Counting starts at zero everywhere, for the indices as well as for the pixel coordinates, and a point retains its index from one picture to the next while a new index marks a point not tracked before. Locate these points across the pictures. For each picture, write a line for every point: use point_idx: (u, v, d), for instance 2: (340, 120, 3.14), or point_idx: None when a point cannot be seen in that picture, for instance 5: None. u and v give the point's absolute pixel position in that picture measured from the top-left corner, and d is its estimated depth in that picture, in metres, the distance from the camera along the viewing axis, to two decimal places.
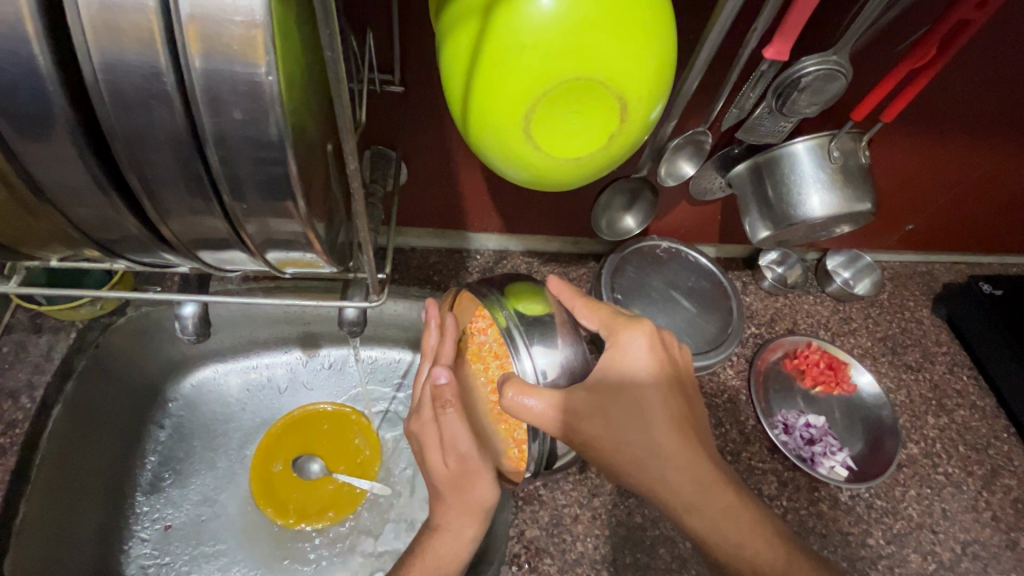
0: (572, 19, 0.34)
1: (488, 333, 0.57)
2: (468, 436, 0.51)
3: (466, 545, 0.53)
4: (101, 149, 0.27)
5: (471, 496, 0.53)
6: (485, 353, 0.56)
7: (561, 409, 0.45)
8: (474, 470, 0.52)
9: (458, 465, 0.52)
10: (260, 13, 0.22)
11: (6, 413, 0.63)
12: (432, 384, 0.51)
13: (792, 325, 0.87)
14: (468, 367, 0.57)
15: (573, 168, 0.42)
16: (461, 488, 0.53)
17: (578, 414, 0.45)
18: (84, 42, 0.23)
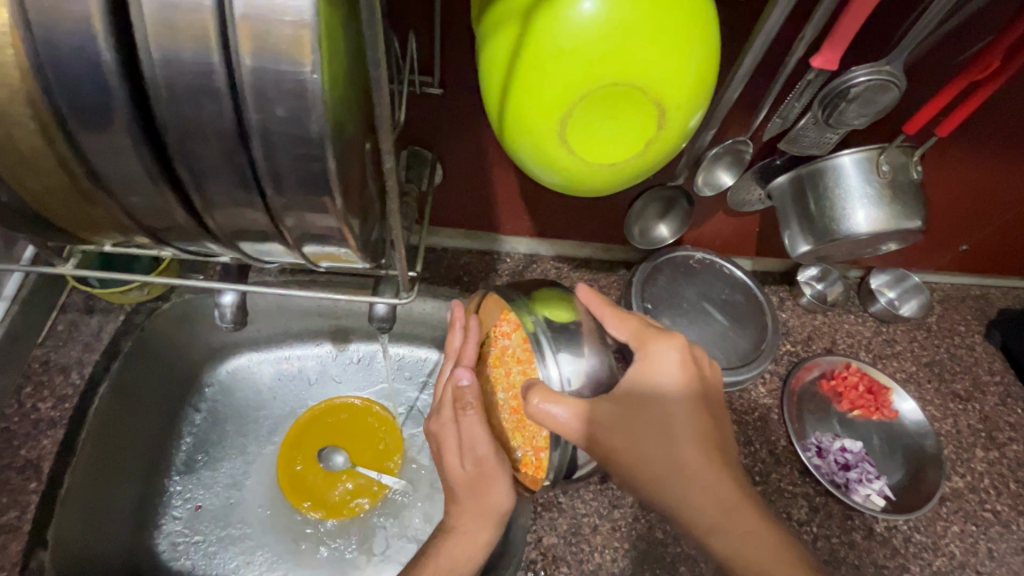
0: (612, 24, 0.34)
1: (511, 338, 0.57)
2: (489, 440, 0.51)
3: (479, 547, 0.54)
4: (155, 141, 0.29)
5: (485, 501, 0.53)
6: (507, 357, 0.57)
7: (585, 418, 0.45)
8: (491, 474, 0.52)
9: (474, 470, 0.52)
10: (308, 14, 0.23)
11: (58, 387, 0.66)
12: (454, 385, 0.52)
13: (830, 344, 0.83)
14: (489, 370, 0.58)
15: (609, 173, 0.42)
16: (478, 494, 0.53)
17: (601, 426, 0.45)
18: (145, 40, 0.24)
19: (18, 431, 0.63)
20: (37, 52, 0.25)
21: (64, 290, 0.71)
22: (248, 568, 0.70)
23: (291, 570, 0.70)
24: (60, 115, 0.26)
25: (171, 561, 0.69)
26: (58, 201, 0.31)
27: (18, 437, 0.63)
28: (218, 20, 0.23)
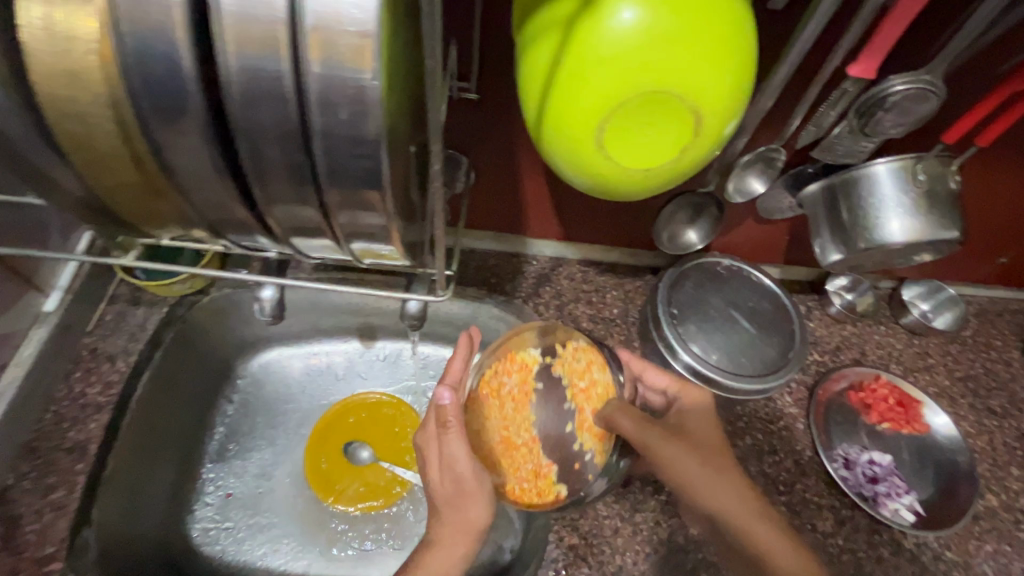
0: (653, 33, 0.35)
1: (511, 377, 0.65)
2: (467, 455, 0.53)
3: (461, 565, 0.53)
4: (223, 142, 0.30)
5: (468, 520, 0.53)
6: (503, 393, 0.65)
7: (643, 425, 0.57)
8: (467, 488, 0.53)
9: (454, 487, 0.54)
10: (372, 24, 0.24)
11: (104, 373, 0.68)
12: (437, 404, 0.53)
13: (859, 355, 0.82)
14: (485, 401, 0.64)
15: (643, 178, 0.42)
16: (460, 508, 0.53)
17: (660, 440, 0.55)
18: (224, 49, 0.25)
19: (67, 414, 0.65)
20: (125, 49, 0.26)
21: (112, 281, 0.74)
22: (275, 556, 0.72)
23: (315, 560, 0.72)
24: (140, 116, 0.28)
25: (203, 546, 0.71)
26: (128, 195, 0.33)
27: (67, 420, 0.65)
28: (287, 29, 0.25)
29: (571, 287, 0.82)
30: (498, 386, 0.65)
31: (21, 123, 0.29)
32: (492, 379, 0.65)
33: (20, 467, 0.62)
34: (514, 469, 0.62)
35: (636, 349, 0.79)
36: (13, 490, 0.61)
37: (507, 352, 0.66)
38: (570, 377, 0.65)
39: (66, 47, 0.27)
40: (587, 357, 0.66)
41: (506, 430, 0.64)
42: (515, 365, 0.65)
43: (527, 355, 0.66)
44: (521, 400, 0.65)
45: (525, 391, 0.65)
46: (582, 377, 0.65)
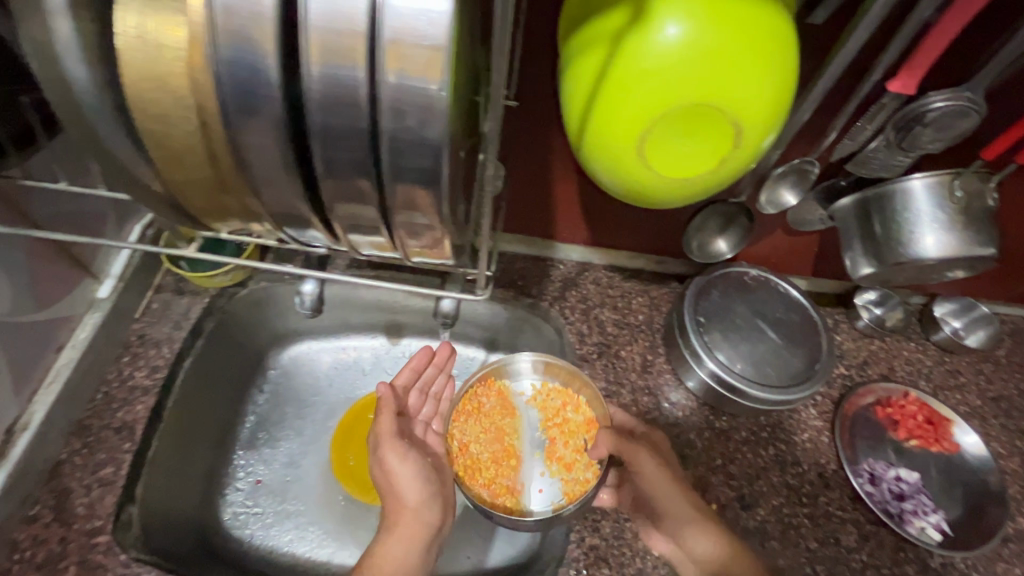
0: (699, 47, 0.36)
1: (488, 398, 0.75)
2: (393, 433, 0.65)
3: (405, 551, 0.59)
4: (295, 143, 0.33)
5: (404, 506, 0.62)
6: (481, 411, 0.75)
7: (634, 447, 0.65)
8: (389, 463, 0.64)
9: (382, 467, 0.64)
10: (444, 39, 0.26)
11: (150, 358, 0.72)
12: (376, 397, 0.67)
13: (887, 370, 0.82)
14: (464, 416, 0.74)
15: (681, 188, 0.44)
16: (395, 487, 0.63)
17: (650, 461, 0.64)
18: (308, 59, 0.27)
19: (116, 395, 0.69)
20: (214, 55, 0.28)
21: (158, 271, 0.77)
22: (300, 543, 0.74)
23: (339, 549, 0.74)
24: (221, 118, 0.31)
25: (233, 529, 0.74)
26: (198, 191, 0.35)
27: (116, 400, 0.68)
28: (367, 40, 0.27)
29: (597, 292, 0.83)
30: (479, 406, 0.75)
31: (112, 122, 0.32)
32: (473, 399, 0.74)
33: (72, 443, 0.65)
34: (487, 482, 0.71)
35: (660, 356, 0.79)
36: (65, 465, 0.64)
37: (488, 378, 0.75)
38: (544, 410, 0.75)
39: (155, 54, 0.30)
40: (561, 397, 0.75)
41: (485, 446, 0.74)
42: (496, 390, 0.75)
43: (505, 381, 0.76)
44: (500, 421, 0.76)
45: (505, 414, 0.76)
46: (554, 412, 0.75)
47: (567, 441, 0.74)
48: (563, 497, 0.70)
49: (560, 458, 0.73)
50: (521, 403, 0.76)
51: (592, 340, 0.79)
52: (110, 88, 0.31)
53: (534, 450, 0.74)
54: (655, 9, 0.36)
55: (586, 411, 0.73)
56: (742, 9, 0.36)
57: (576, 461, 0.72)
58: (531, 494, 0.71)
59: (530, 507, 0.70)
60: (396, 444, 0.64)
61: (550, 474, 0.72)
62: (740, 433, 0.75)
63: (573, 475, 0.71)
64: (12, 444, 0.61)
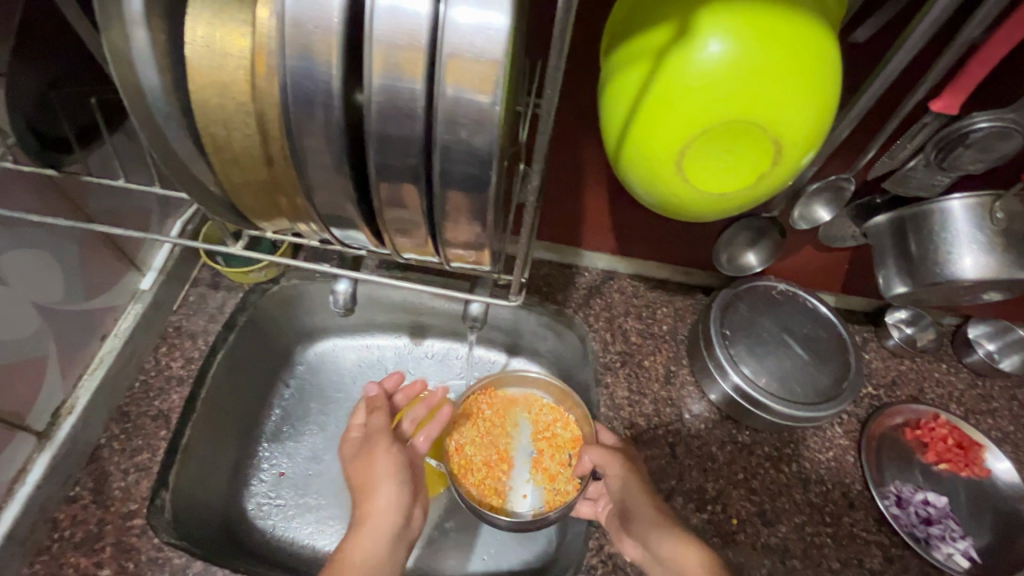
0: (742, 67, 0.36)
1: (487, 406, 0.78)
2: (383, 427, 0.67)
3: (373, 542, 0.59)
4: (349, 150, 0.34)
5: (376, 501, 0.62)
6: (479, 417, 0.78)
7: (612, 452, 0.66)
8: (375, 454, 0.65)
9: (365, 457, 0.65)
10: (501, 56, 0.27)
11: (186, 349, 0.74)
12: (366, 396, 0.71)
13: (917, 392, 0.80)
14: (462, 420, 0.77)
15: (718, 202, 0.44)
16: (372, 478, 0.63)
17: (622, 464, 0.65)
18: (369, 70, 0.28)
19: (153, 383, 0.71)
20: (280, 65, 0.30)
21: (195, 265, 0.80)
22: (321, 536, 0.75)
23: None
24: (283, 124, 0.32)
25: (257, 519, 0.75)
26: (251, 192, 0.36)
27: (153, 389, 0.71)
28: (427, 54, 0.28)
29: (622, 301, 0.83)
30: (478, 413, 0.78)
31: (178, 125, 0.34)
32: (473, 405, 0.77)
33: (111, 429, 0.68)
34: (477, 483, 0.74)
35: (684, 367, 0.79)
36: (104, 449, 0.66)
37: (487, 387, 0.78)
38: (537, 423, 0.78)
39: (221, 62, 0.32)
40: (553, 413, 0.77)
41: (479, 450, 0.77)
42: (496, 398, 0.79)
43: (505, 391, 0.79)
44: (496, 427, 0.79)
45: (501, 421, 0.79)
46: (545, 426, 0.77)
47: (554, 454, 0.76)
48: (544, 504, 0.73)
49: (545, 469, 0.76)
50: (517, 413, 0.79)
51: (616, 348, 0.79)
52: (177, 93, 0.33)
53: (522, 457, 0.78)
54: (698, 29, 0.37)
55: (574, 427, 0.75)
56: (786, 28, 0.37)
57: (563, 475, 0.74)
58: (516, 498, 0.74)
59: (516, 511, 0.73)
60: (385, 439, 0.66)
61: (534, 481, 0.76)
62: (763, 448, 0.74)
63: (556, 485, 0.74)
64: (57, 427, 0.64)
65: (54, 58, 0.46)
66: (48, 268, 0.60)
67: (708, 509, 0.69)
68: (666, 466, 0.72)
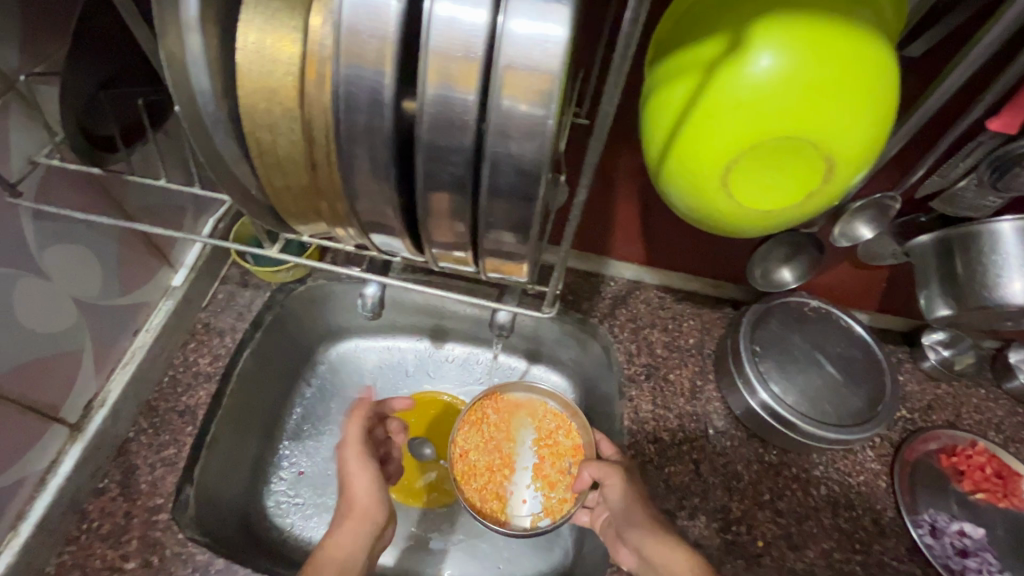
0: (795, 83, 0.35)
1: (492, 412, 0.77)
2: (358, 439, 0.65)
3: (355, 549, 0.59)
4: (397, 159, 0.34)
5: (356, 511, 0.62)
6: (483, 422, 0.77)
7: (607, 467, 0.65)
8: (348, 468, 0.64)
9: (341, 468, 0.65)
10: (557, 69, 0.27)
11: (214, 346, 0.75)
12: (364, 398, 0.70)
13: (954, 417, 0.77)
14: (466, 425, 0.76)
15: (761, 219, 0.43)
16: (350, 489, 0.63)
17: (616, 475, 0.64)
18: (424, 80, 0.28)
19: (181, 379, 0.72)
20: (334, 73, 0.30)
21: (225, 262, 0.80)
22: None
23: None
24: (332, 131, 0.32)
25: (276, 516, 0.76)
26: (292, 196, 0.36)
27: (181, 384, 0.72)
28: (482, 66, 0.28)
29: (648, 312, 0.82)
30: (483, 417, 0.77)
31: (225, 129, 0.34)
32: (478, 410, 0.76)
33: (140, 422, 0.69)
34: (479, 488, 0.74)
35: (710, 382, 0.77)
36: (133, 442, 0.67)
37: (494, 392, 0.77)
38: (539, 430, 0.77)
39: (270, 68, 0.31)
40: (556, 420, 0.76)
41: (483, 454, 0.76)
42: (502, 404, 0.78)
43: (511, 396, 0.78)
44: (500, 433, 0.77)
45: (505, 426, 0.78)
46: (547, 433, 0.76)
47: (555, 462, 0.75)
48: (543, 511, 0.72)
49: (545, 476, 0.75)
50: (522, 418, 0.78)
51: (640, 360, 0.78)
52: (227, 97, 0.33)
53: (524, 463, 0.76)
54: (750, 44, 0.36)
55: (574, 436, 0.74)
56: (842, 42, 0.35)
57: (560, 482, 0.73)
58: (516, 503, 0.73)
59: (514, 517, 0.72)
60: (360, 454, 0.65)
61: (534, 488, 0.74)
62: (791, 469, 0.72)
63: (555, 492, 0.73)
64: (89, 419, 0.65)
65: (107, 56, 0.47)
66: (88, 263, 0.61)
67: (732, 530, 0.67)
68: (689, 483, 0.70)
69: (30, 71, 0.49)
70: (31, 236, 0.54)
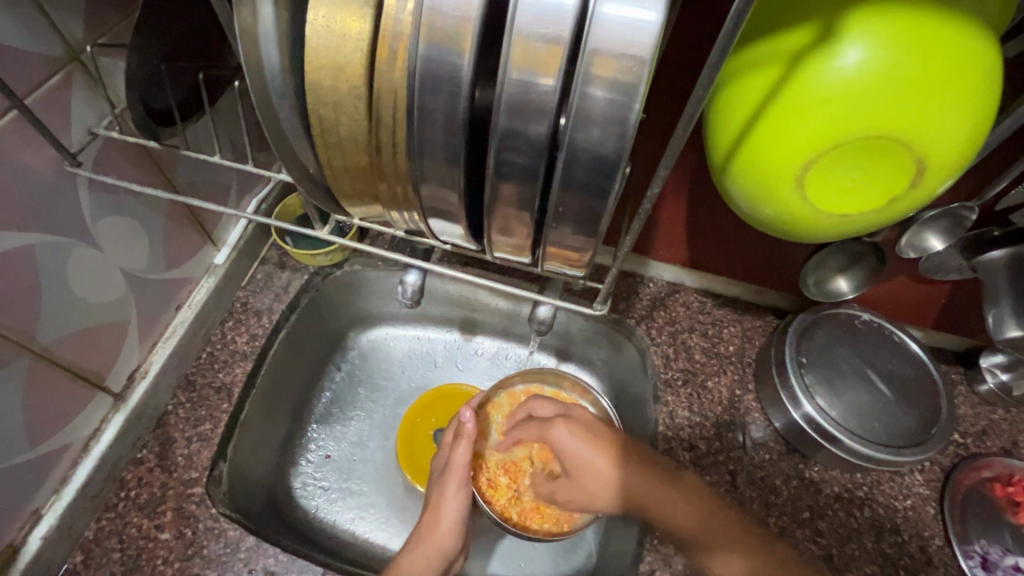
0: (894, 78, 0.33)
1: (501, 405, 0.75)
2: (465, 467, 0.64)
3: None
4: (467, 145, 0.33)
5: (434, 539, 0.61)
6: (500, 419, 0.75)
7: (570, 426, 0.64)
8: (445, 492, 0.64)
9: (437, 493, 0.64)
10: (648, 54, 0.26)
11: (252, 325, 0.75)
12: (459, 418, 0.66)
13: (1010, 446, 0.73)
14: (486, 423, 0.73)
15: (832, 224, 0.41)
16: (438, 514, 0.62)
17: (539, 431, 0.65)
18: (506, 61, 0.27)
19: (218, 356, 0.73)
20: (411, 52, 0.29)
21: (266, 243, 0.81)
22: (360, 523, 0.74)
23: (395, 537, 0.73)
24: (401, 113, 0.31)
25: (301, 498, 0.74)
26: (349, 178, 0.35)
27: (218, 361, 0.72)
28: (568, 49, 0.26)
29: (687, 316, 0.79)
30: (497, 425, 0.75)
31: (289, 104, 0.33)
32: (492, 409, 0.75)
33: (178, 396, 0.70)
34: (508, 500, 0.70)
35: (750, 392, 0.74)
36: (170, 415, 0.68)
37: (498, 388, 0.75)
38: None
39: (338, 43, 0.30)
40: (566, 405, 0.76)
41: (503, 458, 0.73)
42: (507, 399, 0.75)
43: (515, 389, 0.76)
44: None
45: None
46: None
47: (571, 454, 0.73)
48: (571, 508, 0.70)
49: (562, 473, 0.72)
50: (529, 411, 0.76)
51: (678, 365, 0.75)
52: (294, 73, 0.32)
53: None
54: (843, 36, 0.33)
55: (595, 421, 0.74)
56: (946, 36, 0.33)
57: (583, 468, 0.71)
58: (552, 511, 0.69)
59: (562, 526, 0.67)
60: (461, 479, 0.64)
61: None
62: (832, 487, 0.69)
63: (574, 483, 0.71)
64: (131, 390, 0.66)
65: (169, 29, 0.47)
66: (137, 236, 0.62)
67: None
68: (725, 494, 0.68)
69: (95, 43, 0.49)
70: (87, 206, 0.55)
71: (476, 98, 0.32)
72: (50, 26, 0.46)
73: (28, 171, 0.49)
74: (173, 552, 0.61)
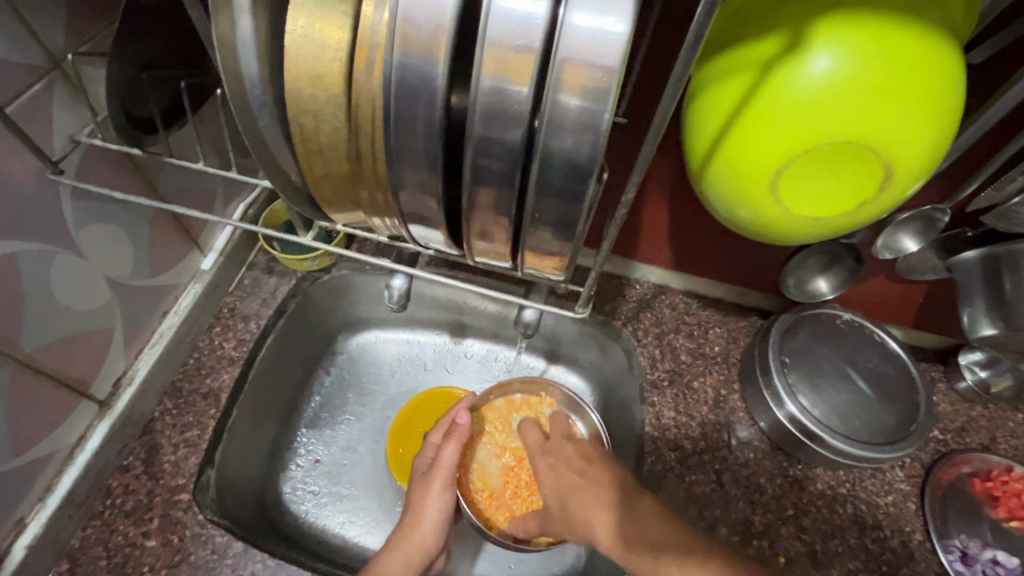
0: (859, 87, 0.34)
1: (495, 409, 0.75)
2: (452, 467, 0.65)
3: None
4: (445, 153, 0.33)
5: (415, 538, 0.61)
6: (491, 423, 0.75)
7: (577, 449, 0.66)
8: (428, 489, 0.64)
9: (418, 491, 0.65)
10: (617, 65, 0.26)
11: (239, 331, 0.75)
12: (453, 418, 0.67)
13: (988, 441, 0.74)
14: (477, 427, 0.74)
15: (806, 227, 0.42)
16: (420, 510, 0.63)
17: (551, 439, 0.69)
18: (479, 70, 0.27)
19: (205, 362, 0.72)
20: (388, 61, 0.30)
21: (252, 248, 0.81)
22: (351, 527, 0.74)
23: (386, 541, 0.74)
24: (379, 121, 0.32)
25: (291, 503, 0.74)
26: (330, 184, 0.36)
27: (205, 367, 0.72)
28: (540, 58, 0.27)
29: (673, 317, 0.80)
30: (491, 435, 0.75)
31: (269, 113, 0.33)
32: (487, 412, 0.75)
33: (164, 403, 0.70)
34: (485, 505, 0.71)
35: (735, 392, 0.75)
36: (157, 422, 0.68)
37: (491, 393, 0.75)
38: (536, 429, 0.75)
39: (317, 53, 0.31)
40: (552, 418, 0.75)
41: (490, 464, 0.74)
42: (502, 403, 0.76)
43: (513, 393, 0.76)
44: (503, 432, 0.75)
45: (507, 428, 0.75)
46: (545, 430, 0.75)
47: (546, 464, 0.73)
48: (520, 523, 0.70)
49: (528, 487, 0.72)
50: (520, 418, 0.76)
51: (664, 366, 0.76)
52: (273, 83, 0.33)
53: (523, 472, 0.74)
54: (812, 45, 0.34)
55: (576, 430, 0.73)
56: (911, 45, 0.34)
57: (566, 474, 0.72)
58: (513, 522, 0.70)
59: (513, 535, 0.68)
60: (445, 479, 0.64)
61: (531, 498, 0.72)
62: (816, 484, 0.71)
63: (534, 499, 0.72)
64: (117, 397, 0.66)
65: (148, 37, 0.47)
66: (121, 243, 0.62)
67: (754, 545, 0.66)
68: (710, 493, 0.68)
69: (76, 51, 0.49)
70: (70, 213, 0.55)
71: (453, 105, 0.32)
72: (31, 35, 0.46)
73: (10, 179, 0.49)
74: (160, 559, 0.61)
